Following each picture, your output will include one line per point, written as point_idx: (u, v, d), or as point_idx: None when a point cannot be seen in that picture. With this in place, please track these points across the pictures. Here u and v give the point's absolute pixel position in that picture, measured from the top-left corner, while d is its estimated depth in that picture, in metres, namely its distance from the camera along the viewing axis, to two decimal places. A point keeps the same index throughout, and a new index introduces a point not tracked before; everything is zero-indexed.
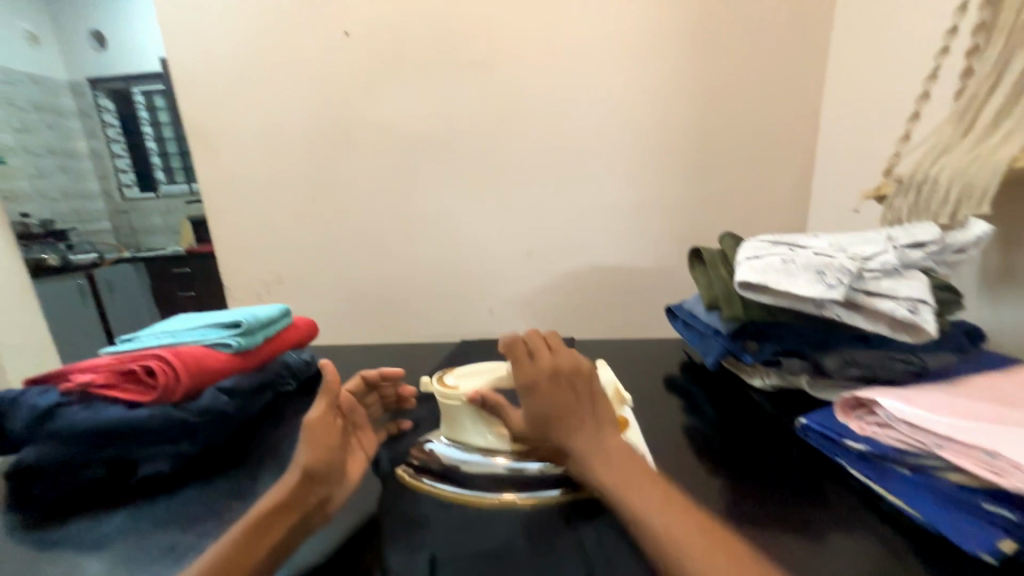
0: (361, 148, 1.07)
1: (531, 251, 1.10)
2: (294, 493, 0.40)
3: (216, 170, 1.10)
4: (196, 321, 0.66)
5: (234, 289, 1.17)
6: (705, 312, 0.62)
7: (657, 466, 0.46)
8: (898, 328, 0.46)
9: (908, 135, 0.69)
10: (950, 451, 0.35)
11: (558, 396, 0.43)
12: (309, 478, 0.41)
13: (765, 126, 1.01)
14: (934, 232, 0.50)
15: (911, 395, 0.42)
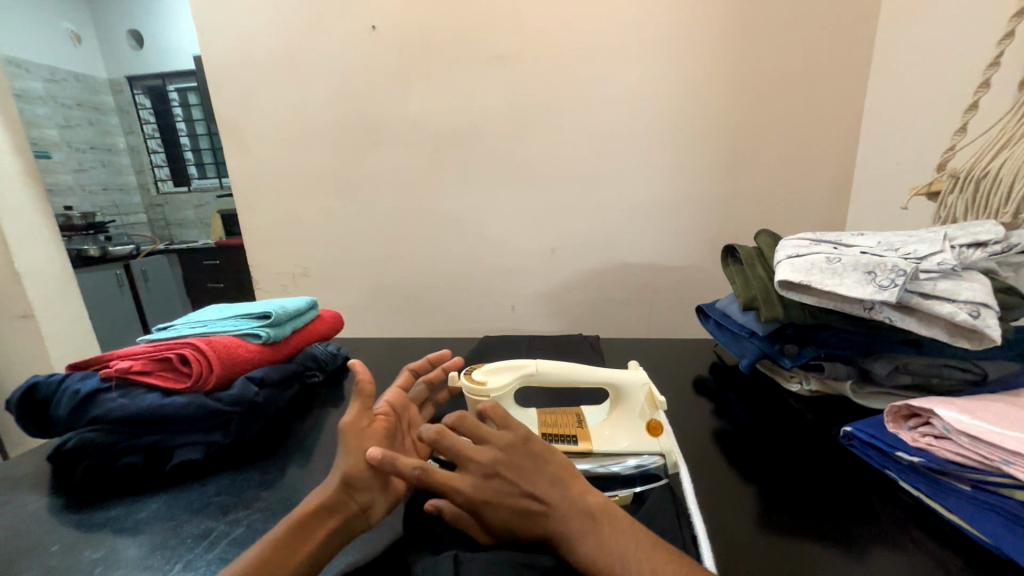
0: (387, 143, 1.07)
1: (555, 248, 1.09)
2: (332, 498, 0.37)
3: (247, 165, 1.12)
4: (228, 312, 0.67)
5: (262, 282, 1.20)
6: (740, 312, 0.60)
7: (690, 471, 0.45)
8: (956, 333, 0.43)
9: (964, 127, 0.65)
10: (1020, 468, 0.32)
11: (515, 471, 0.36)
12: (347, 486, 0.38)
13: (802, 120, 0.97)
14: (996, 229, 0.46)
15: (972, 406, 0.39)
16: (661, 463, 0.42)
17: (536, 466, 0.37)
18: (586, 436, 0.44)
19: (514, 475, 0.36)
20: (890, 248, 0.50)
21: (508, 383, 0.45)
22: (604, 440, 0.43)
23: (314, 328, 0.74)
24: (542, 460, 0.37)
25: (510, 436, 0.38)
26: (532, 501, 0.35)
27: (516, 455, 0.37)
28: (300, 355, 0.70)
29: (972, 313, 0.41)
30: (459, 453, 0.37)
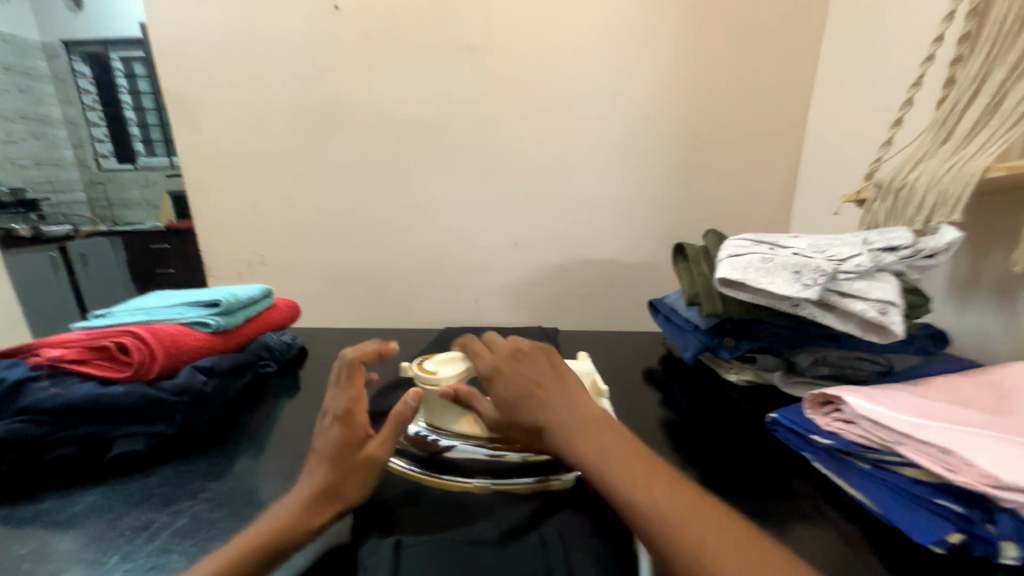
0: (350, 129, 1.05)
1: (518, 241, 1.10)
2: (302, 510, 0.37)
3: (199, 145, 1.07)
4: (174, 299, 0.65)
5: (214, 269, 1.15)
6: (686, 308, 0.63)
7: None
8: (868, 328, 0.48)
9: (889, 141, 0.70)
10: (910, 447, 0.36)
11: (526, 368, 0.45)
12: (319, 497, 0.38)
13: (753, 126, 1.02)
14: (907, 237, 0.51)
15: (875, 394, 0.43)
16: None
17: (544, 368, 0.45)
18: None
19: (524, 368, 0.45)
20: (818, 250, 0.54)
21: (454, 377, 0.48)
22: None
23: (268, 318, 0.73)
24: (549, 366, 0.46)
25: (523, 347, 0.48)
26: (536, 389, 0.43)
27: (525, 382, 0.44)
28: (253, 345, 0.68)
29: (879, 311, 0.46)
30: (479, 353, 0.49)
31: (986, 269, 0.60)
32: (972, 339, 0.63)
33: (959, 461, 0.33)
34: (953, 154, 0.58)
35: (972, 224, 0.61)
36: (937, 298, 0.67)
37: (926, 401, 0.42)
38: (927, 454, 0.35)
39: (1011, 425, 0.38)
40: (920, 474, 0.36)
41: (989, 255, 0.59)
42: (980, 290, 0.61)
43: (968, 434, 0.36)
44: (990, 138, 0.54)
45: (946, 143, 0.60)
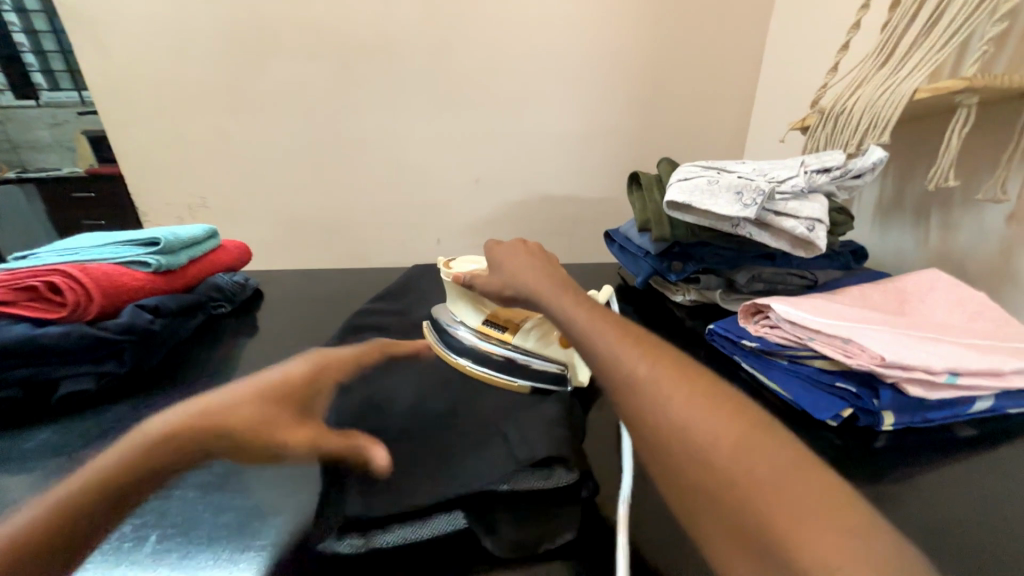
0: (288, 53, 0.95)
1: (479, 178, 1.08)
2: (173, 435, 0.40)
3: (110, 71, 0.94)
4: (105, 238, 0.60)
5: (149, 213, 1.06)
6: (639, 234, 0.65)
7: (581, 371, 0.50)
8: (796, 244, 0.52)
9: (836, 67, 0.72)
10: (820, 341, 0.41)
11: (527, 270, 0.50)
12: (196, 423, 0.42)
13: (712, 53, 1.01)
14: (840, 158, 0.54)
15: (797, 301, 0.48)
16: (562, 369, 0.46)
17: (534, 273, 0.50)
18: (513, 327, 0.50)
19: (524, 272, 0.50)
20: (760, 173, 0.57)
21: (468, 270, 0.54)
22: (527, 332, 0.49)
23: (215, 258, 0.69)
24: (541, 271, 0.50)
25: (523, 256, 0.53)
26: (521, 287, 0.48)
27: (514, 267, 0.51)
28: (202, 286, 0.65)
29: (808, 228, 0.50)
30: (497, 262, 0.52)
31: (907, 190, 0.65)
32: (889, 255, 0.69)
33: (857, 347, 0.39)
34: (888, 79, 0.60)
35: (899, 149, 0.65)
36: (863, 220, 0.73)
37: (839, 305, 0.48)
38: (833, 344, 0.40)
39: (901, 320, 0.45)
40: (826, 364, 0.42)
41: (911, 176, 0.64)
42: (899, 211, 0.67)
43: (866, 328, 0.42)
44: (922, 60, 0.57)
45: (883, 67, 0.62)
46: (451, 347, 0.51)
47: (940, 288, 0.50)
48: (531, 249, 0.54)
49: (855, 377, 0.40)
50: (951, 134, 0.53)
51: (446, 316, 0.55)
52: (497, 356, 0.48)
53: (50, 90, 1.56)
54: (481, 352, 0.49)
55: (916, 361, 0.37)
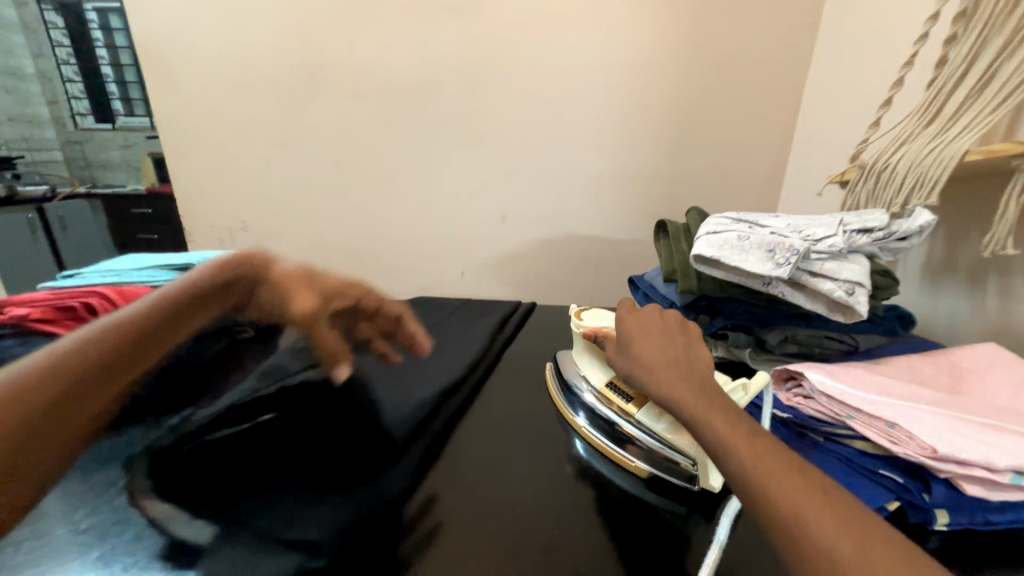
0: (334, 93, 1.02)
1: (506, 215, 1.09)
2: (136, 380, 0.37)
3: (176, 105, 1.03)
4: (147, 261, 0.64)
5: (195, 234, 1.13)
6: (664, 284, 0.63)
7: (667, 446, 0.41)
8: (834, 308, 0.49)
9: (877, 123, 0.70)
10: (861, 421, 0.38)
11: (656, 341, 0.43)
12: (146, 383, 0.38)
13: (745, 103, 1.00)
14: (882, 219, 0.51)
15: (836, 372, 0.44)
16: (691, 465, 0.39)
17: (664, 345, 0.42)
18: (639, 399, 0.44)
19: (654, 341, 0.43)
20: (795, 230, 0.54)
21: (599, 328, 0.50)
22: (654, 409, 0.43)
23: None
24: (671, 342, 0.43)
25: (653, 320, 0.46)
26: (643, 363, 0.41)
27: (644, 333, 0.44)
28: None
29: (847, 291, 0.47)
30: (625, 323, 0.46)
31: (960, 254, 0.61)
32: (940, 321, 0.64)
33: (902, 433, 0.35)
34: (934, 138, 0.57)
35: (948, 209, 0.62)
36: (910, 281, 0.68)
37: (883, 378, 0.44)
38: (875, 426, 0.37)
39: (955, 402, 0.40)
40: (868, 447, 0.38)
41: (963, 239, 0.60)
42: (951, 275, 0.62)
43: (914, 409, 0.38)
44: (972, 122, 0.54)
45: (929, 126, 0.60)
46: (578, 411, 0.49)
47: (1000, 367, 0.45)
48: (664, 315, 0.47)
49: (901, 465, 0.36)
50: (1008, 199, 0.50)
51: (575, 372, 0.53)
52: (615, 426, 0.45)
53: (126, 115, 1.71)
54: (604, 427, 0.46)
55: (974, 456, 0.32)
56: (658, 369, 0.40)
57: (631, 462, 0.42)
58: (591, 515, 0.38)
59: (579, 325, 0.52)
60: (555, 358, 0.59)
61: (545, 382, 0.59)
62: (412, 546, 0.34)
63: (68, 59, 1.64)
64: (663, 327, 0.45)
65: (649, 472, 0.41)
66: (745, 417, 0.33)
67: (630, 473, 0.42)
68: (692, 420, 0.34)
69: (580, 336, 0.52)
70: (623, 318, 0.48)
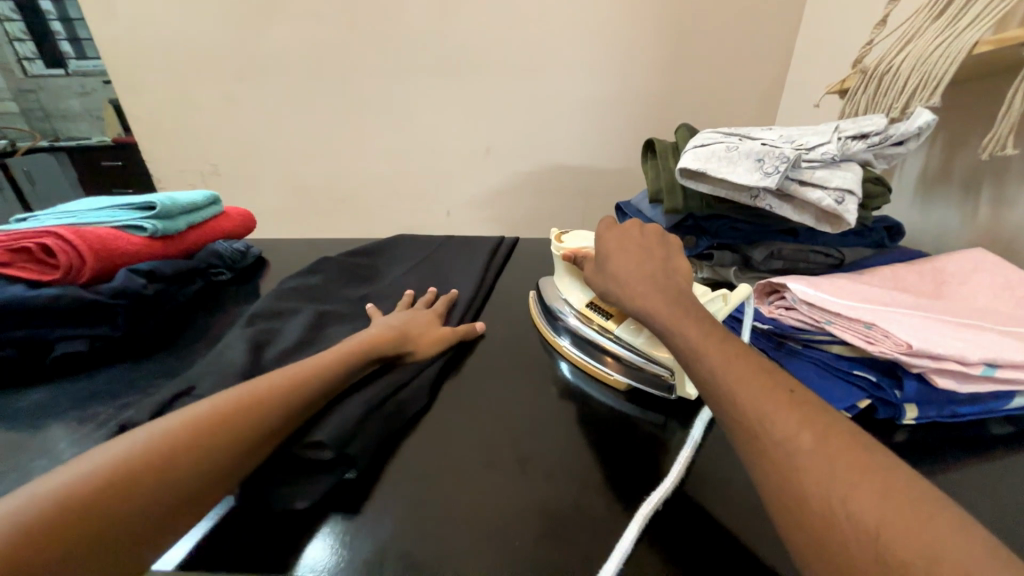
0: (291, 13, 0.92)
1: (490, 147, 1.03)
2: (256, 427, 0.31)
3: (118, 34, 0.93)
4: (106, 202, 0.60)
5: (164, 181, 1.07)
6: (650, 206, 0.60)
7: (644, 359, 0.41)
8: (822, 218, 0.48)
9: (884, 20, 0.64)
10: (839, 325, 0.37)
11: (635, 254, 0.41)
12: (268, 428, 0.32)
13: (744, 9, 0.92)
14: (880, 122, 0.48)
15: (819, 282, 0.43)
16: (669, 375, 0.39)
17: (644, 259, 0.41)
18: (619, 316, 0.44)
19: (633, 254, 0.41)
20: (787, 140, 0.51)
21: (579, 248, 0.49)
22: (633, 325, 0.42)
23: (216, 225, 0.69)
24: (651, 256, 0.41)
25: (634, 234, 0.44)
26: (620, 278, 0.40)
27: (624, 247, 0.42)
28: (202, 252, 0.64)
29: (837, 200, 0.45)
30: (603, 238, 0.44)
31: (958, 161, 0.58)
32: (931, 234, 0.63)
33: (879, 333, 0.35)
34: (944, 30, 0.53)
35: (951, 112, 0.58)
36: (905, 194, 0.66)
37: (866, 287, 0.43)
38: (853, 328, 0.37)
39: (936, 304, 0.40)
40: (844, 350, 0.38)
41: (963, 143, 0.57)
42: (947, 184, 0.60)
43: (893, 312, 0.38)
44: (987, 8, 0.49)
45: (940, 17, 0.55)
46: (559, 332, 0.49)
47: (985, 271, 0.45)
48: (646, 230, 0.45)
49: (876, 365, 0.36)
50: (1014, 94, 0.46)
51: (556, 294, 0.52)
52: (595, 344, 0.45)
53: (77, 57, 1.57)
54: (585, 345, 0.45)
55: (948, 351, 0.32)
56: (633, 280, 0.39)
57: (610, 376, 0.42)
58: (571, 427, 0.38)
59: (560, 248, 0.51)
60: (537, 285, 0.57)
61: (530, 309, 0.58)
62: (396, 460, 0.35)
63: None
64: (643, 241, 0.43)
65: (627, 385, 0.42)
66: (718, 324, 0.33)
67: (609, 387, 0.43)
68: (668, 329, 0.34)
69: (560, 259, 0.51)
70: (602, 234, 0.46)
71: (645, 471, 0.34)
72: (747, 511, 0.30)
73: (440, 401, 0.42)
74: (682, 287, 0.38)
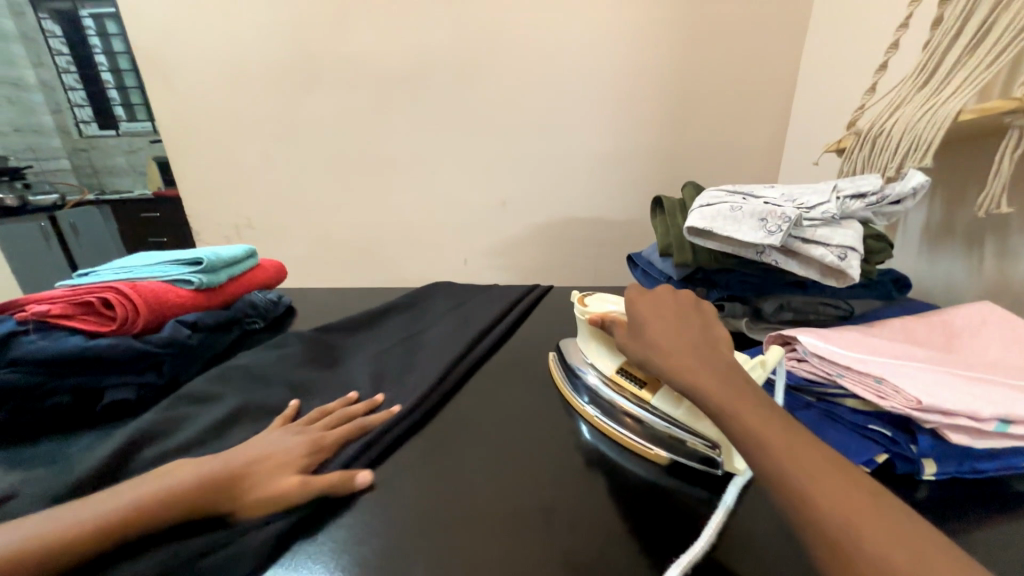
0: (329, 87, 1.02)
1: (506, 201, 1.10)
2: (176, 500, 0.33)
3: (176, 106, 1.05)
4: (156, 257, 0.66)
5: (202, 233, 1.15)
6: (661, 259, 0.63)
7: (687, 434, 0.38)
8: (827, 273, 0.50)
9: (873, 87, 0.69)
10: (851, 379, 0.38)
11: (670, 322, 0.41)
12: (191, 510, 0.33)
13: (741, 76, 0.99)
14: (875, 183, 0.52)
15: (830, 335, 0.44)
16: (713, 450, 0.37)
17: (680, 329, 0.40)
18: (653, 384, 0.42)
19: (670, 324, 0.41)
20: (789, 199, 0.55)
21: (607, 311, 0.48)
22: (670, 394, 0.41)
23: (252, 277, 0.74)
24: (689, 326, 0.40)
25: (669, 303, 0.44)
26: (657, 348, 0.39)
27: (658, 314, 0.42)
28: (238, 303, 0.68)
29: (839, 256, 0.47)
30: (635, 306, 0.44)
31: (957, 216, 0.60)
32: (939, 285, 0.64)
33: (889, 388, 0.36)
34: (928, 100, 0.57)
35: (945, 171, 0.61)
36: (910, 246, 0.68)
37: (876, 340, 0.44)
38: (864, 383, 0.38)
39: (946, 359, 0.41)
40: (857, 404, 0.39)
41: (960, 200, 0.60)
42: (949, 237, 0.62)
43: (904, 366, 0.39)
44: (966, 81, 0.54)
45: (924, 87, 0.59)
46: (589, 400, 0.47)
47: (993, 325, 0.46)
48: (681, 297, 0.44)
49: (890, 419, 0.37)
50: (1002, 156, 0.50)
51: (582, 359, 0.50)
52: (630, 415, 0.43)
53: (128, 120, 1.76)
54: (620, 417, 0.43)
55: (959, 406, 0.33)
56: (661, 341, 0.39)
57: (651, 450, 0.40)
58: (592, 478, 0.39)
59: (585, 311, 0.49)
60: (559, 346, 0.57)
61: (552, 373, 0.57)
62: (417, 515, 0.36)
63: (68, 66, 1.66)
64: (677, 309, 0.43)
65: (668, 459, 0.40)
66: (739, 373, 0.34)
67: (649, 463, 0.41)
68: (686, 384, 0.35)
69: (585, 323, 0.49)
70: (634, 300, 0.45)
71: (676, 532, 0.33)
72: (773, 569, 0.31)
73: (459, 450, 0.44)
74: (727, 360, 0.36)
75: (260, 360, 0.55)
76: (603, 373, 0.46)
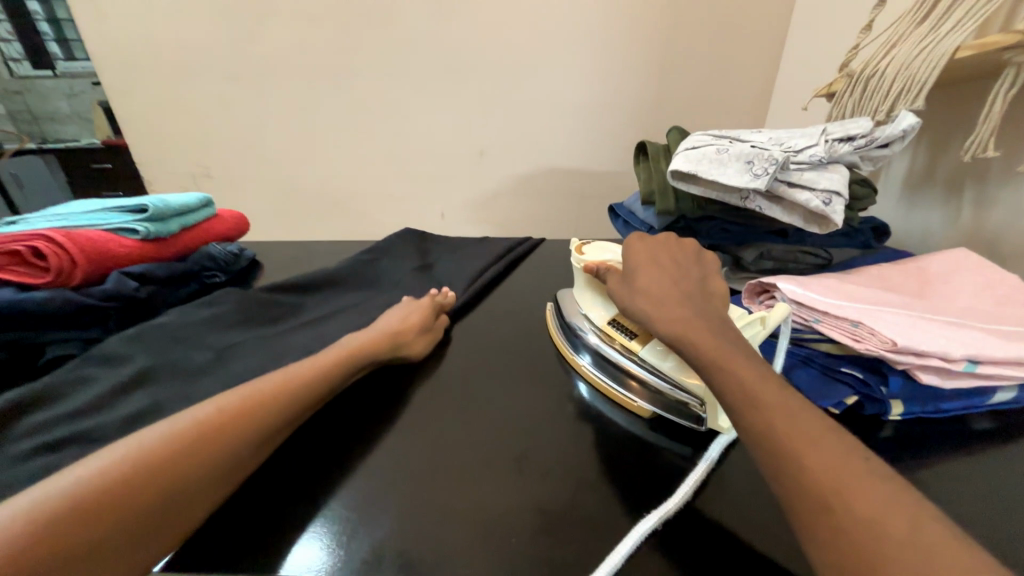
0: (284, 18, 0.92)
1: (484, 150, 1.04)
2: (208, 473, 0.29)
3: (109, 37, 0.92)
4: (95, 204, 0.60)
5: (156, 183, 1.06)
6: (643, 208, 0.61)
7: (674, 390, 0.38)
8: (810, 220, 0.49)
9: (870, 25, 0.65)
10: (827, 324, 0.38)
11: (661, 271, 0.39)
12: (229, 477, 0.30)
13: (733, 14, 0.93)
14: (865, 125, 0.49)
15: (809, 282, 0.44)
16: (699, 405, 0.37)
17: (670, 280, 0.38)
18: (643, 337, 0.41)
19: (662, 273, 0.39)
20: (776, 143, 0.52)
21: (605, 259, 0.45)
22: (660, 348, 0.40)
23: (210, 228, 0.69)
24: (682, 277, 0.39)
25: (662, 251, 0.42)
26: (644, 297, 0.37)
27: (651, 262, 0.40)
28: (194, 255, 0.63)
29: (824, 201, 0.46)
30: (631, 254, 0.42)
31: (940, 163, 0.59)
32: (914, 234, 0.64)
33: (865, 331, 0.36)
34: (926, 36, 0.54)
35: (934, 116, 0.59)
36: (890, 195, 0.67)
37: (853, 286, 0.44)
38: (840, 327, 0.37)
39: (920, 303, 0.41)
40: (831, 348, 0.39)
41: (945, 146, 0.58)
42: (929, 185, 0.61)
43: (881, 311, 0.38)
44: (967, 16, 0.50)
45: (923, 23, 0.56)
46: (581, 351, 0.46)
47: (967, 271, 0.46)
48: (674, 246, 0.42)
49: (862, 363, 0.37)
50: (995, 97, 0.48)
51: (576, 310, 0.49)
52: (619, 367, 0.42)
53: (66, 60, 1.33)
54: (609, 369, 0.43)
55: (932, 347, 0.33)
56: (650, 290, 0.37)
57: (636, 403, 0.40)
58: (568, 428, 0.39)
59: (581, 258, 0.47)
60: (556, 296, 0.56)
61: (547, 322, 0.57)
62: (392, 467, 0.35)
63: None
64: (672, 259, 0.41)
65: (652, 412, 0.39)
66: (727, 326, 0.33)
67: (634, 415, 0.40)
68: (665, 330, 0.34)
69: (580, 271, 0.47)
70: (631, 247, 0.43)
71: (649, 479, 0.34)
72: (740, 506, 0.31)
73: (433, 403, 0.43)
74: (716, 313, 0.35)
75: (218, 311, 0.52)
76: (596, 324, 0.45)
